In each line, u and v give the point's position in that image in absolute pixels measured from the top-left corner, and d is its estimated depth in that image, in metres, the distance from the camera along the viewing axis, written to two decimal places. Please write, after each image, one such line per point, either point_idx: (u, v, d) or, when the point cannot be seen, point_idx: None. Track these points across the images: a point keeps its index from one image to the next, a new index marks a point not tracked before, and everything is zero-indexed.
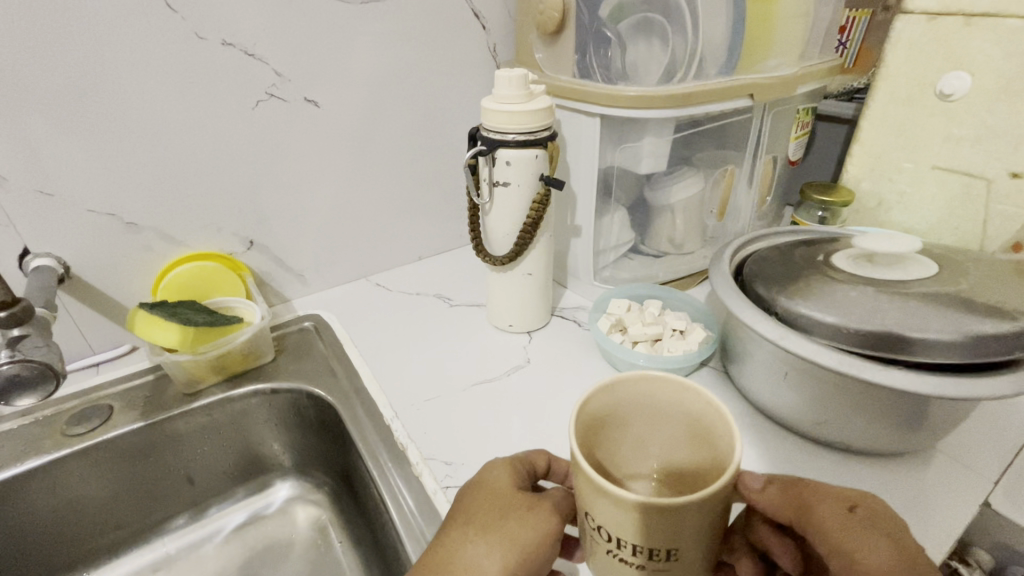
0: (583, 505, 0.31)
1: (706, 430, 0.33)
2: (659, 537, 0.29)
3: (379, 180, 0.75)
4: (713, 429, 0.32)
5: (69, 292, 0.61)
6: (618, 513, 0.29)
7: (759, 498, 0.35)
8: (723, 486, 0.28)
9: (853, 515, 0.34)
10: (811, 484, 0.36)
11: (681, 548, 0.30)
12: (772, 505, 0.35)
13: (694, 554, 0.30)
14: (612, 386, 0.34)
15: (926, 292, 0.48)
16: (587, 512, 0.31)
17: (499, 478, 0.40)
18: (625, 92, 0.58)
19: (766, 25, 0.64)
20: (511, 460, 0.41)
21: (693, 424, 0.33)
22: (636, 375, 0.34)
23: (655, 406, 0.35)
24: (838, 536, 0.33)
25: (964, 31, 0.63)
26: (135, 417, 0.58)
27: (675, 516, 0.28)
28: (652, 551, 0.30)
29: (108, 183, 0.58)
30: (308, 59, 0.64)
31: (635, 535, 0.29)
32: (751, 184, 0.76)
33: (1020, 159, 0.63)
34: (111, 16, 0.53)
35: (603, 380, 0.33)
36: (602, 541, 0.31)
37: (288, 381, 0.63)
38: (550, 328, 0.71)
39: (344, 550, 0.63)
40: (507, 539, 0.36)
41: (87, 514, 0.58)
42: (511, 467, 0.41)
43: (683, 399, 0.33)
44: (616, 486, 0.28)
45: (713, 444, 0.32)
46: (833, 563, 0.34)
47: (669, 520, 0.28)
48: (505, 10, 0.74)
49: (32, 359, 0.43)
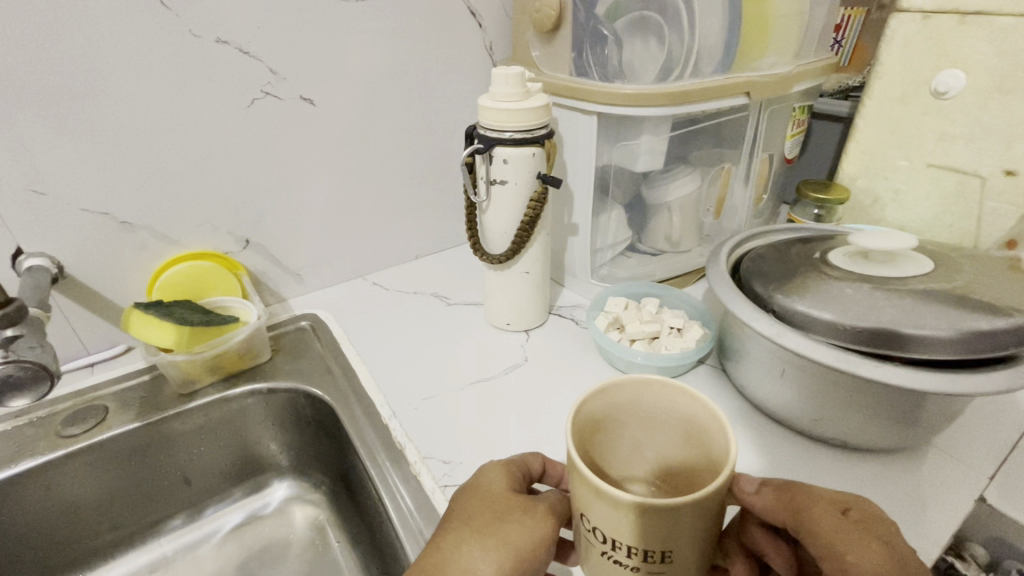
0: (579, 507, 0.31)
1: (703, 434, 0.33)
2: (654, 539, 0.29)
3: (375, 179, 0.75)
4: (709, 432, 0.32)
5: (63, 291, 0.61)
6: (614, 514, 0.29)
7: (755, 499, 0.36)
8: (719, 488, 0.28)
9: (845, 519, 0.33)
10: (807, 488, 0.36)
11: (675, 550, 0.30)
12: (766, 506, 0.36)
13: (688, 556, 0.30)
14: (610, 390, 0.34)
15: (921, 288, 0.48)
16: (584, 513, 0.31)
17: (494, 481, 0.40)
18: (621, 89, 0.57)
19: (762, 23, 0.64)
20: (505, 463, 0.42)
21: (690, 428, 0.33)
22: (634, 377, 0.34)
23: (652, 410, 0.34)
24: (828, 536, 0.33)
25: (959, 29, 0.63)
26: (131, 417, 0.58)
27: (671, 517, 0.28)
28: (647, 552, 0.30)
29: (102, 181, 0.58)
30: (303, 57, 0.63)
31: (630, 536, 0.29)
32: (747, 182, 0.76)
33: (1014, 156, 0.64)
34: (104, 13, 0.52)
35: (601, 383, 0.33)
36: (598, 542, 0.31)
37: (284, 380, 0.63)
38: (548, 327, 0.71)
39: (343, 549, 0.62)
40: (503, 541, 0.36)
41: (83, 515, 0.58)
42: (506, 470, 0.41)
43: (680, 402, 0.33)
44: (612, 487, 0.28)
45: (709, 449, 0.32)
46: (825, 567, 0.33)
47: (665, 522, 0.28)
48: (501, 8, 0.74)
49: (26, 359, 0.43)
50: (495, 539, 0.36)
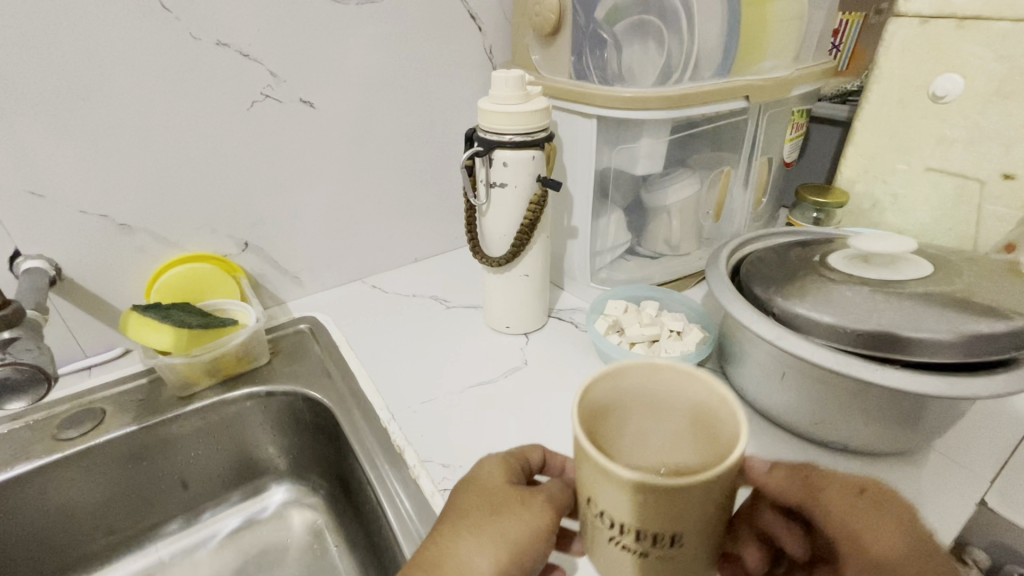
0: (585, 491, 0.30)
1: (717, 419, 0.30)
2: (661, 521, 0.27)
3: (375, 181, 0.75)
4: (717, 417, 0.29)
5: (61, 294, 0.60)
6: (617, 495, 0.27)
7: (767, 481, 0.34)
8: (729, 468, 0.26)
9: (863, 499, 0.32)
10: (817, 467, 0.34)
11: (685, 533, 0.28)
12: (780, 488, 0.34)
13: (699, 539, 0.29)
14: (614, 373, 0.31)
15: (921, 291, 0.48)
16: (589, 497, 0.29)
17: (490, 474, 0.40)
18: (620, 93, 0.58)
19: (761, 27, 0.65)
20: (501, 456, 0.41)
21: (703, 413, 0.31)
22: (641, 359, 0.31)
23: (660, 393, 0.31)
24: (845, 519, 0.32)
25: (957, 34, 0.64)
26: (129, 420, 0.58)
27: (678, 498, 0.26)
28: (655, 536, 0.28)
29: (101, 183, 0.58)
30: (303, 60, 0.63)
31: (636, 520, 0.28)
32: (746, 186, 0.76)
33: (1012, 160, 0.64)
34: (104, 16, 0.52)
35: (604, 365, 0.31)
36: (605, 527, 0.30)
37: (283, 384, 0.62)
38: (547, 330, 0.71)
39: (340, 554, 0.62)
40: (498, 536, 0.35)
41: (79, 519, 0.58)
42: (502, 463, 0.41)
43: (691, 384, 0.30)
44: (615, 465, 0.26)
45: (723, 435, 0.29)
46: (846, 552, 0.32)
47: (671, 502, 0.26)
48: (501, 12, 0.74)
49: (23, 361, 0.43)
50: (491, 535, 0.35)
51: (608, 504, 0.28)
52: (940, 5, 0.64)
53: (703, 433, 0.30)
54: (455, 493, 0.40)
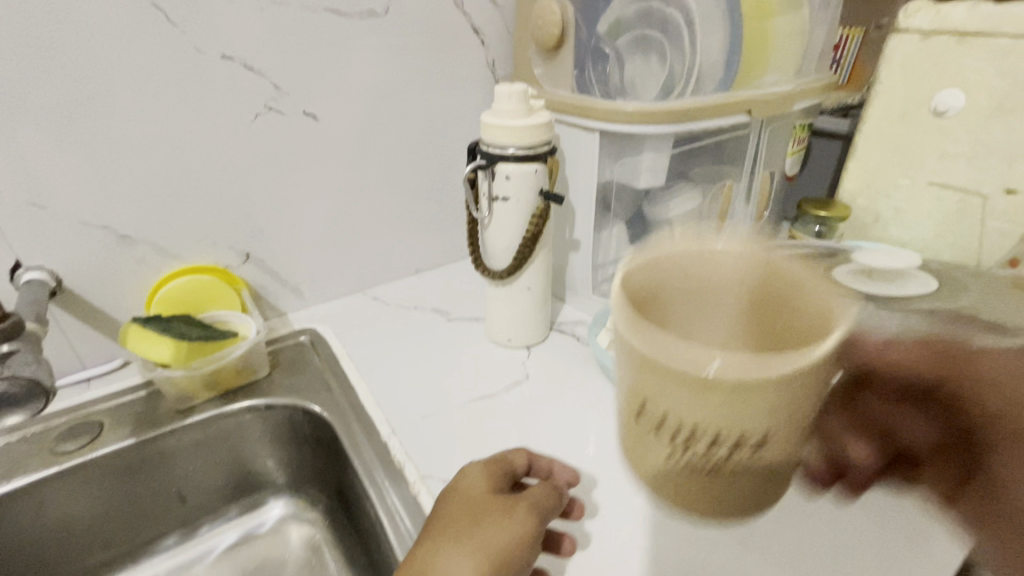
0: (642, 399, 0.28)
1: (776, 299, 0.30)
2: (742, 413, 0.26)
3: (377, 193, 0.75)
4: (793, 295, 0.29)
5: (61, 305, 0.60)
6: (687, 391, 0.26)
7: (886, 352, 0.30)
8: (823, 352, 0.25)
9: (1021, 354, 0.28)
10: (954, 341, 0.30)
11: (768, 429, 0.27)
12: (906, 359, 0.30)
13: (779, 434, 0.28)
14: (650, 262, 0.29)
15: (926, 308, 0.48)
16: (648, 405, 0.27)
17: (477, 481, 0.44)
18: (622, 107, 0.58)
19: (762, 43, 0.65)
20: (487, 465, 0.46)
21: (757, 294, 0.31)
22: (683, 241, 0.31)
23: (703, 279, 0.30)
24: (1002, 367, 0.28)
25: (957, 50, 0.64)
26: (127, 434, 0.57)
27: (759, 388, 0.25)
28: (722, 435, 0.27)
29: (103, 195, 0.58)
30: (307, 73, 0.64)
31: (705, 418, 0.27)
32: (749, 199, 0.76)
33: (1015, 175, 0.64)
34: (110, 29, 0.53)
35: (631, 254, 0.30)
36: (665, 433, 0.28)
37: (282, 397, 0.62)
38: (549, 343, 0.70)
39: (339, 570, 0.61)
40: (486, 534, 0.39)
41: (75, 534, 0.57)
42: (488, 471, 0.45)
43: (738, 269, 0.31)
44: (692, 363, 0.25)
45: (782, 315, 0.29)
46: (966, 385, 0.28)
47: (747, 395, 0.25)
48: (504, 26, 0.75)
49: (20, 376, 0.42)
50: (479, 533, 0.39)
51: (675, 410, 0.27)
52: (940, 21, 0.64)
53: (762, 312, 0.30)
54: (443, 500, 0.43)
